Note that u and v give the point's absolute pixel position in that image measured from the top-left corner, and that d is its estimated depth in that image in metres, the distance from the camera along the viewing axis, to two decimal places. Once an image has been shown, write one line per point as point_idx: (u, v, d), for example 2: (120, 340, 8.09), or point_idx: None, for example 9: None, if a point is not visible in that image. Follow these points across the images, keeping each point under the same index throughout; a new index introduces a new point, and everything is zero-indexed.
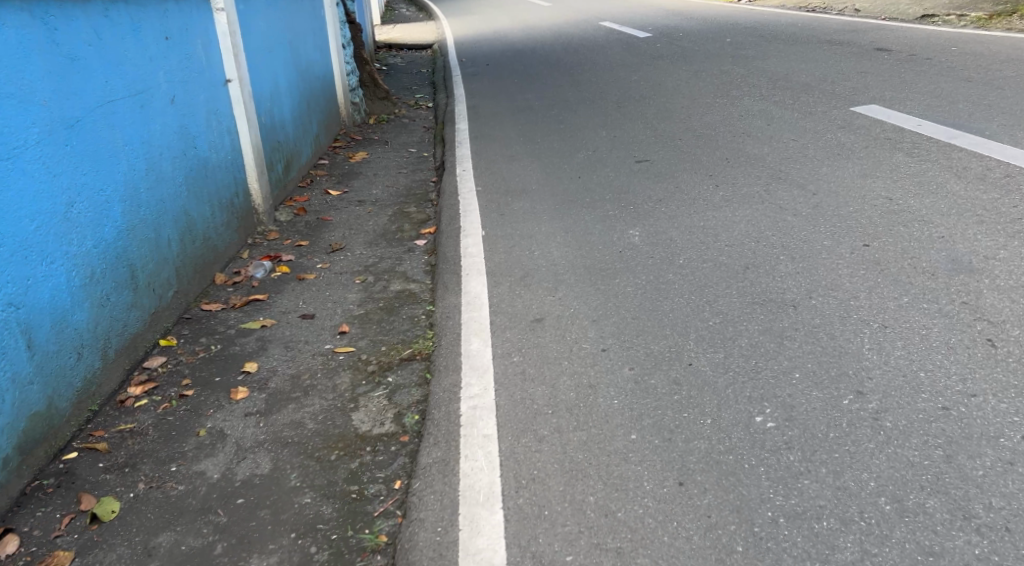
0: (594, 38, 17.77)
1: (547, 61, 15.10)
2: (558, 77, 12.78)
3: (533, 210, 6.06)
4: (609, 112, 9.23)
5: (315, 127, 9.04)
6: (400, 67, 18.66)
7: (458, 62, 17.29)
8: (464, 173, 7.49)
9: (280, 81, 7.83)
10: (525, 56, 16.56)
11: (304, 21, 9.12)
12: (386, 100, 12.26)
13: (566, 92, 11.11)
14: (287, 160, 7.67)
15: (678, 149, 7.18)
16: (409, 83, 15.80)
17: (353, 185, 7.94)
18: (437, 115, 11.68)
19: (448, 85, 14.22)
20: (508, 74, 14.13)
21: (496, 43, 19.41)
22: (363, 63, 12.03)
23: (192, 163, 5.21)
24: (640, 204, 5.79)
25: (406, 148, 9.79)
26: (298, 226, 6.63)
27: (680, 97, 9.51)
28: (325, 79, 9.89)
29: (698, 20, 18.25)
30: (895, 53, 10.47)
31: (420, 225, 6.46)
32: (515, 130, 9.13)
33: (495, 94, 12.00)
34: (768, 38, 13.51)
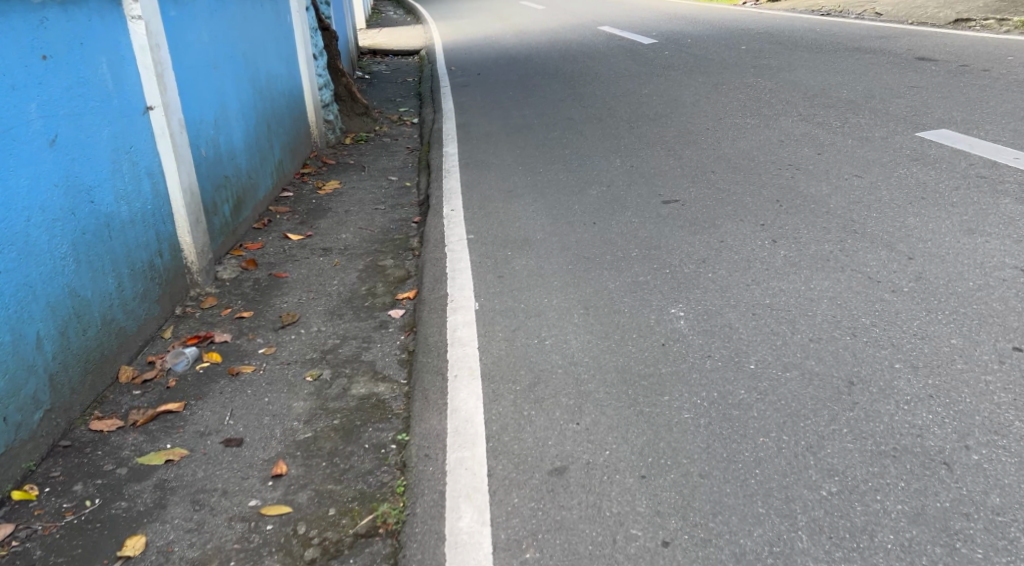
0: (594, 45, 16.49)
1: (545, 70, 13.79)
2: (558, 90, 11.50)
3: (538, 271, 4.82)
4: (621, 135, 7.97)
5: (277, 153, 7.75)
6: (383, 76, 17.30)
7: (448, 70, 16.02)
8: (453, 214, 6.23)
9: (230, 101, 6.54)
10: (519, 64, 15.23)
11: (263, 29, 7.84)
12: (365, 116, 10.97)
13: (569, 109, 9.85)
14: (236, 196, 6.38)
15: (713, 186, 5.93)
16: (394, 95, 14.53)
17: (320, 225, 6.66)
18: (423, 133, 10.39)
19: (436, 97, 12.90)
20: (502, 85, 12.83)
21: (488, 49, 18.07)
22: (338, 75, 10.74)
23: (86, 223, 3.96)
24: (677, 265, 4.55)
25: (386, 173, 8.52)
26: (244, 286, 5.35)
27: (702, 116, 8.25)
28: (292, 95, 8.60)
29: (706, 25, 16.99)
30: (945, 63, 9.18)
31: (397, 286, 5.20)
32: (513, 155, 7.87)
33: (488, 109, 10.72)
34: (789, 46, 12.24)
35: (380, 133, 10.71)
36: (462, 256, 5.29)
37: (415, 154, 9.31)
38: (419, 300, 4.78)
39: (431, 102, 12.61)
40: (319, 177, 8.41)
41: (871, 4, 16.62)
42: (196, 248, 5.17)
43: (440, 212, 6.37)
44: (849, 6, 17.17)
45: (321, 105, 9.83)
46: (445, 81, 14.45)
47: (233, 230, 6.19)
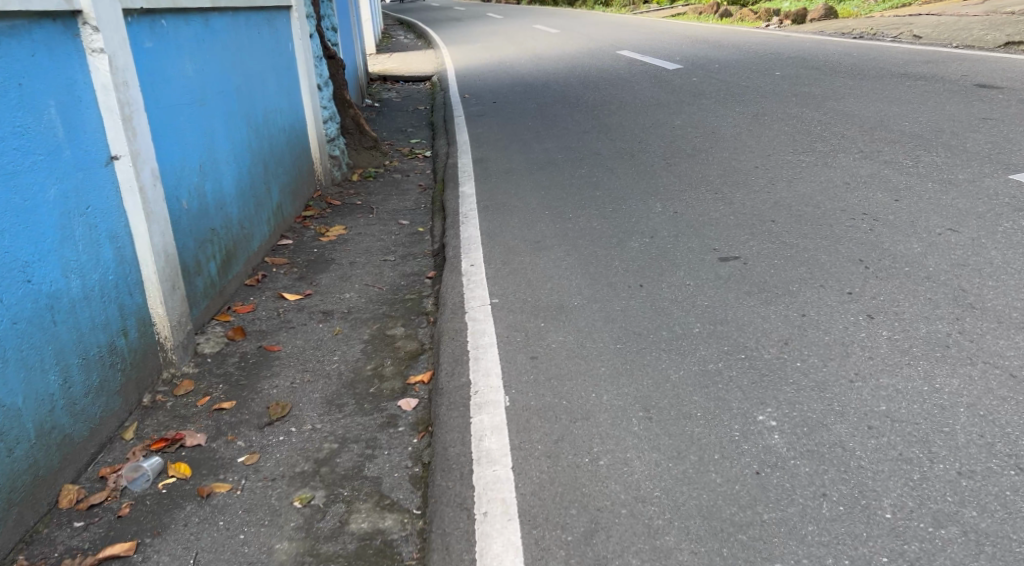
0: (615, 70, 15.76)
1: (565, 98, 13.02)
2: (582, 120, 10.71)
3: (579, 349, 4.00)
4: (658, 175, 7.17)
5: (274, 195, 6.95)
6: (394, 105, 16.57)
7: (461, 97, 15.29)
8: (474, 271, 5.42)
9: (220, 140, 5.75)
10: (537, 91, 14.45)
11: (260, 57, 7.06)
12: (374, 149, 10.19)
13: (597, 143, 9.06)
14: (224, 250, 5.57)
15: (776, 238, 5.11)
16: (405, 124, 13.80)
17: (321, 281, 5.86)
18: (436, 169, 9.61)
19: (449, 128, 12.13)
20: (520, 115, 12.05)
21: (503, 75, 17.32)
22: (345, 105, 9.97)
23: (14, 311, 3.15)
24: (752, 347, 3.72)
25: (396, 216, 7.73)
26: (229, 363, 4.53)
27: (747, 154, 7.44)
28: (292, 130, 7.81)
29: (733, 49, 16.23)
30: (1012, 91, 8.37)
31: (409, 363, 4.38)
32: (539, 197, 7.08)
33: (506, 143, 9.94)
34: (828, 73, 11.45)
35: (391, 169, 9.93)
36: (486, 327, 4.46)
37: (429, 194, 8.52)
38: (435, 385, 3.96)
39: (444, 133, 11.84)
40: (322, 220, 7.62)
41: (907, 26, 15.84)
42: (171, 320, 4.34)
43: (458, 268, 5.56)
44: (884, 28, 16.38)
45: (326, 140, 9.06)
46: (459, 109, 13.68)
47: (220, 289, 5.38)
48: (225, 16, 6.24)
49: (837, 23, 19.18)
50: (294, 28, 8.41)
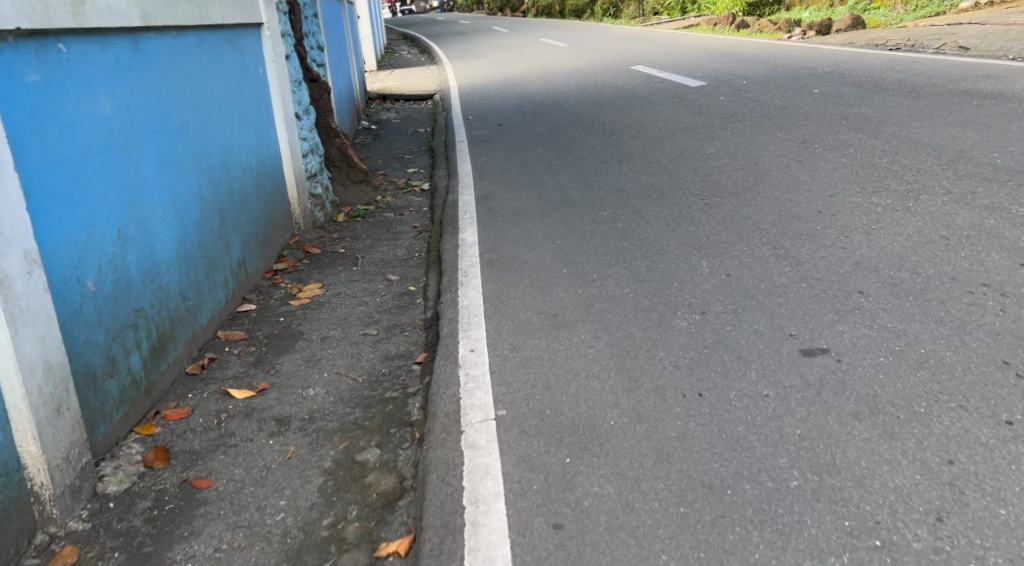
0: (632, 87, 14.63)
1: (579, 120, 11.86)
2: (600, 148, 9.55)
3: (621, 511, 2.94)
4: (697, 223, 6.00)
5: (234, 250, 5.76)
6: (392, 127, 15.48)
7: (465, 118, 14.18)
8: (476, 358, 4.23)
9: (154, 192, 4.58)
10: (546, 112, 13.30)
11: (217, 86, 5.89)
12: (364, 184, 9.04)
13: (619, 178, 7.90)
14: (157, 333, 4.37)
15: (871, 321, 3.93)
16: (403, 150, 12.69)
17: (282, 366, 4.67)
18: (433, 210, 8.45)
19: (450, 156, 10.97)
20: (528, 141, 10.88)
21: (509, 93, 16.17)
22: (331, 135, 8.83)
23: None
24: (891, 529, 2.75)
25: (385, 269, 6.57)
26: (136, 512, 3.33)
27: (803, 195, 6.26)
28: (261, 170, 6.63)
29: (760, 65, 15.10)
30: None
31: (382, 515, 3.20)
32: (555, 250, 5.92)
33: (514, 177, 8.78)
34: (875, 92, 10.31)
35: (382, 208, 8.77)
36: (492, 463, 3.26)
37: (425, 241, 7.35)
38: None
39: (444, 163, 10.68)
40: (297, 277, 6.46)
41: (949, 38, 14.68)
42: (51, 462, 3.15)
43: (455, 353, 4.37)
44: (923, 40, 15.22)
45: (306, 176, 7.89)
46: (461, 133, 12.52)
47: (149, 388, 4.18)
48: (167, 38, 5.08)
49: (868, 34, 18.04)
50: (267, 49, 7.25)
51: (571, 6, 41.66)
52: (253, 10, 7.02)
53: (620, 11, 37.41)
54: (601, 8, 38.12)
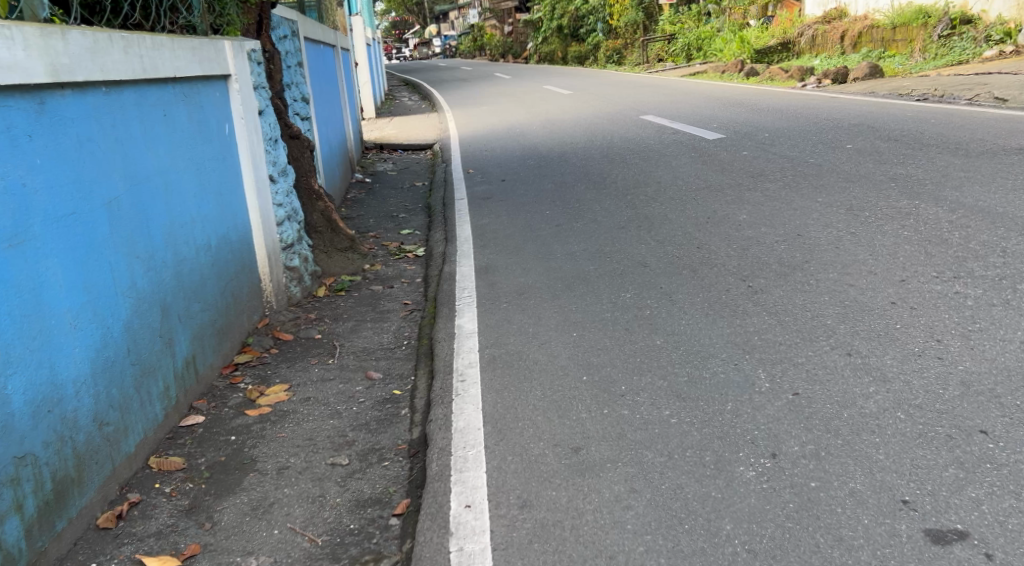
0: (644, 137, 13.72)
1: (588, 176, 10.89)
2: (614, 211, 8.56)
3: None
4: (742, 314, 4.98)
5: (180, 350, 4.76)
6: (388, 180, 14.55)
7: (465, 171, 13.26)
8: (475, 525, 3.25)
9: (58, 295, 3.60)
10: (552, 166, 12.34)
11: (163, 151, 4.93)
12: (350, 252, 8.04)
13: (640, 249, 6.91)
14: (53, 481, 3.39)
15: (1015, 486, 3.05)
16: (398, 206, 11.73)
17: (221, 519, 3.66)
18: (427, 283, 7.43)
19: (448, 217, 9.97)
20: (534, 200, 9.90)
21: (512, 144, 15.23)
22: (314, 198, 7.84)
23: None
24: None
25: (366, 362, 5.54)
26: None
27: (867, 279, 5.25)
28: (222, 246, 5.65)
29: (780, 116, 14.21)
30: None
31: None
32: (569, 346, 4.90)
33: (519, 245, 7.79)
34: (917, 149, 9.36)
35: (369, 280, 7.74)
36: None
37: (416, 323, 6.33)
38: None
39: (441, 225, 9.69)
40: (261, 372, 5.42)
41: (982, 88, 13.79)
42: None
43: (445, 510, 3.39)
44: (952, 91, 14.32)
45: (281, 247, 6.86)
46: (460, 189, 11.54)
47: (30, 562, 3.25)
48: (94, 95, 4.13)
49: (889, 83, 17.16)
50: (234, 103, 6.30)
51: (574, 52, 41.08)
52: (219, 61, 6.08)
53: (624, 57, 36.81)
54: (605, 55, 37.52)
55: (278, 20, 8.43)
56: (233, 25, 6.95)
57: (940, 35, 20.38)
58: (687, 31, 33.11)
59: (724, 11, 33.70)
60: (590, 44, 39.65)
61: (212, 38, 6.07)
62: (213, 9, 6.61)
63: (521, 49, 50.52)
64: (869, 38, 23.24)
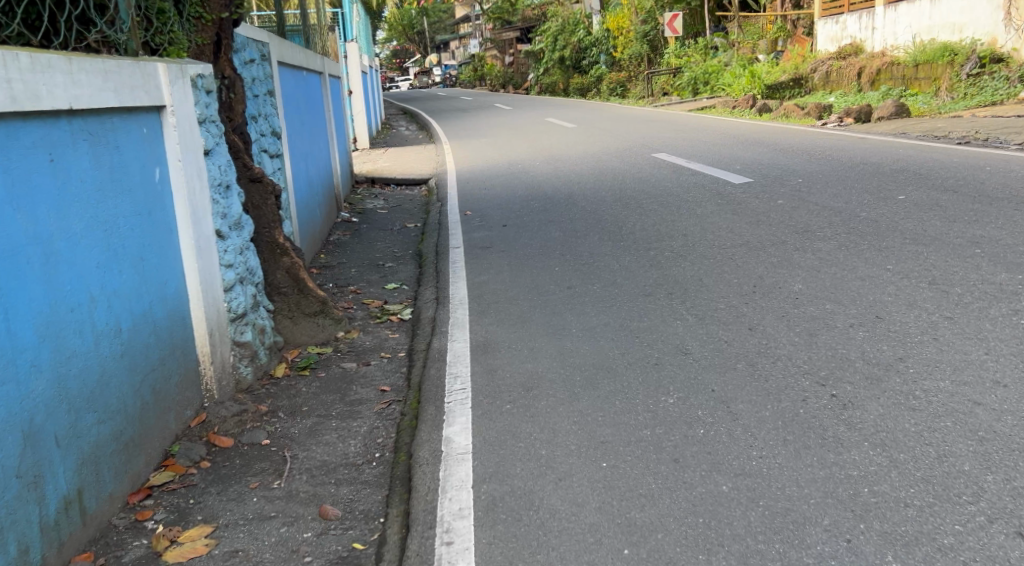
0: (660, 177, 12.43)
1: (601, 224, 9.57)
2: (636, 271, 7.23)
3: None
4: (834, 446, 3.67)
5: (53, 491, 3.47)
6: (377, 218, 13.25)
7: (462, 211, 11.96)
8: None
9: None
10: (560, 210, 11.01)
11: (46, 210, 3.62)
12: (322, 316, 6.70)
13: (677, 327, 5.58)
14: None
15: None
16: (385, 252, 10.42)
17: None
18: (411, 360, 6.08)
19: (440, 269, 8.64)
20: (540, 252, 8.57)
21: (513, 182, 13.91)
22: (278, 253, 6.53)
23: None
24: None
25: (324, 486, 4.19)
26: None
27: (998, 395, 3.93)
28: (132, 332, 4.31)
29: (808, 157, 12.94)
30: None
31: None
32: (599, 487, 3.58)
33: (524, 314, 6.45)
34: (988, 203, 8.06)
35: (341, 354, 6.41)
36: None
37: (393, 422, 4.99)
38: None
39: (432, 279, 8.35)
40: (182, 501, 4.11)
41: None
42: None
43: None
44: (998, 135, 13.06)
45: (228, 317, 5.53)
46: (456, 235, 10.21)
47: None
48: None
49: (920, 124, 15.86)
50: (170, 143, 4.97)
51: (576, 84, 39.97)
52: (149, 90, 4.73)
53: (628, 90, 35.72)
54: (608, 88, 36.39)
55: (243, 41, 7.15)
56: (178, 45, 5.64)
57: (969, 74, 19.16)
58: (694, 64, 31.88)
59: (732, 45, 32.53)
60: (594, 76, 38.55)
61: (141, 60, 4.76)
62: (150, 23, 5.31)
63: (522, 80, 49.50)
64: (889, 75, 21.86)
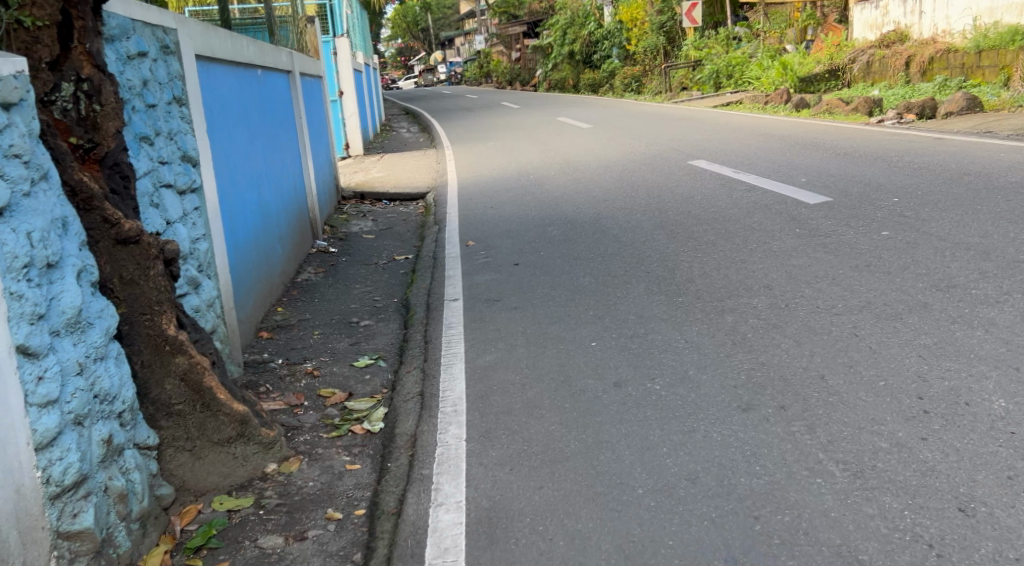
0: (706, 192, 10.02)
1: (645, 264, 7.18)
2: (715, 354, 4.88)
3: None
4: None
5: None
6: (361, 246, 10.96)
7: (461, 240, 9.63)
8: None
9: None
10: (585, 239, 8.63)
11: None
12: (241, 443, 4.46)
13: (822, 498, 3.27)
14: None
15: None
16: (362, 300, 8.16)
17: None
18: (372, 534, 3.78)
19: (430, 337, 6.31)
20: (565, 312, 6.21)
21: (525, 199, 11.50)
22: (167, 352, 4.21)
23: None
24: None
25: None
26: None
27: None
28: None
29: (888, 164, 10.50)
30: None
31: None
32: None
33: (552, 441, 4.11)
34: None
35: (264, 512, 4.14)
36: None
37: None
38: None
39: (417, 353, 6.03)
40: None
41: None
42: None
43: None
44: None
45: (46, 495, 3.20)
46: (453, 277, 7.86)
47: None
48: None
49: (1005, 121, 13.37)
50: None
51: (587, 79, 37.41)
52: None
53: (643, 86, 33.22)
54: (622, 83, 33.87)
55: (126, 25, 4.87)
56: None
57: None
58: (715, 56, 29.29)
59: (757, 34, 29.89)
60: (606, 71, 36.05)
61: None
62: None
63: (529, 76, 46.95)
64: (944, 64, 19.28)
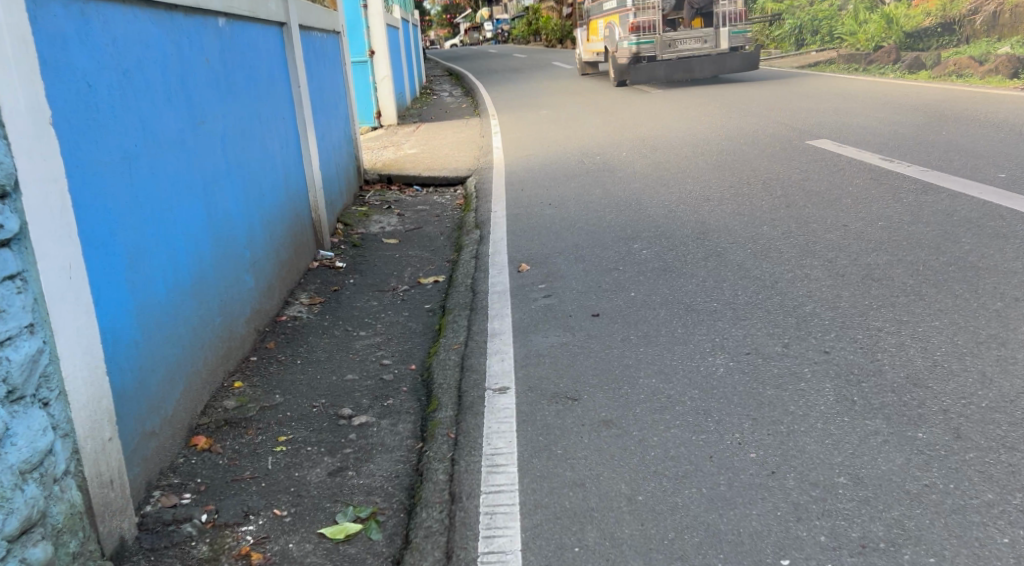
0: (859, 191, 7.11)
1: (818, 337, 4.36)
2: None
3: None
4: None
5: None
6: (379, 256, 8.27)
7: (511, 259, 6.87)
8: None
9: None
10: (697, 269, 5.82)
11: None
12: None
13: None
14: None
15: None
16: (365, 363, 5.46)
17: None
18: None
19: (458, 486, 3.59)
20: (704, 450, 3.46)
21: (595, 194, 8.68)
22: None
23: None
24: None
25: None
26: None
27: None
28: None
29: None
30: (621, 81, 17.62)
31: None
32: None
33: None
34: None
35: None
36: None
37: None
38: None
39: (433, 530, 3.33)
40: None
41: None
42: None
43: None
44: None
45: None
46: (500, 339, 5.11)
47: None
48: None
49: None
50: None
51: None
52: None
53: None
54: None
55: None
56: None
57: None
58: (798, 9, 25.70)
59: None
60: None
61: None
62: None
63: None
64: None
